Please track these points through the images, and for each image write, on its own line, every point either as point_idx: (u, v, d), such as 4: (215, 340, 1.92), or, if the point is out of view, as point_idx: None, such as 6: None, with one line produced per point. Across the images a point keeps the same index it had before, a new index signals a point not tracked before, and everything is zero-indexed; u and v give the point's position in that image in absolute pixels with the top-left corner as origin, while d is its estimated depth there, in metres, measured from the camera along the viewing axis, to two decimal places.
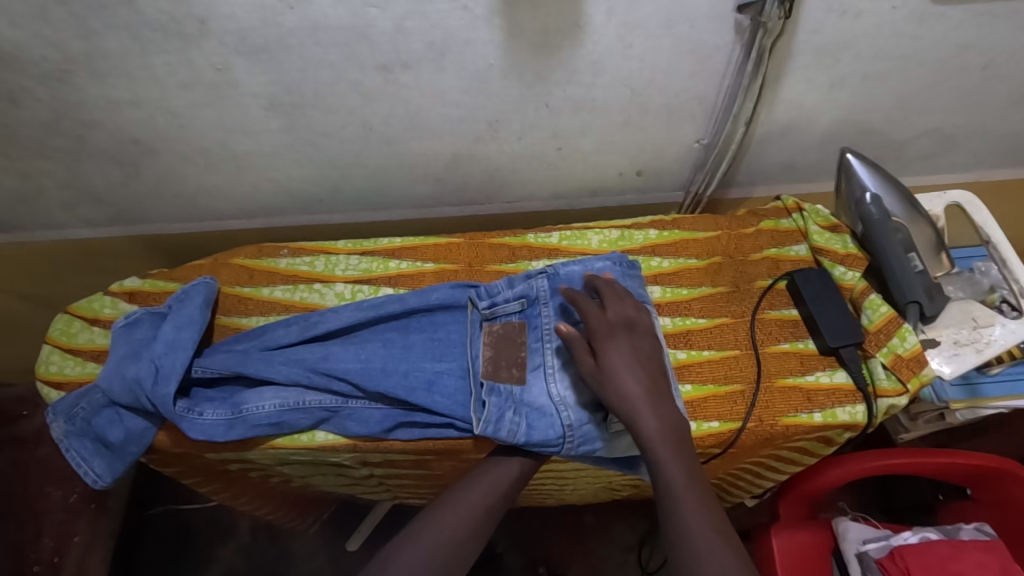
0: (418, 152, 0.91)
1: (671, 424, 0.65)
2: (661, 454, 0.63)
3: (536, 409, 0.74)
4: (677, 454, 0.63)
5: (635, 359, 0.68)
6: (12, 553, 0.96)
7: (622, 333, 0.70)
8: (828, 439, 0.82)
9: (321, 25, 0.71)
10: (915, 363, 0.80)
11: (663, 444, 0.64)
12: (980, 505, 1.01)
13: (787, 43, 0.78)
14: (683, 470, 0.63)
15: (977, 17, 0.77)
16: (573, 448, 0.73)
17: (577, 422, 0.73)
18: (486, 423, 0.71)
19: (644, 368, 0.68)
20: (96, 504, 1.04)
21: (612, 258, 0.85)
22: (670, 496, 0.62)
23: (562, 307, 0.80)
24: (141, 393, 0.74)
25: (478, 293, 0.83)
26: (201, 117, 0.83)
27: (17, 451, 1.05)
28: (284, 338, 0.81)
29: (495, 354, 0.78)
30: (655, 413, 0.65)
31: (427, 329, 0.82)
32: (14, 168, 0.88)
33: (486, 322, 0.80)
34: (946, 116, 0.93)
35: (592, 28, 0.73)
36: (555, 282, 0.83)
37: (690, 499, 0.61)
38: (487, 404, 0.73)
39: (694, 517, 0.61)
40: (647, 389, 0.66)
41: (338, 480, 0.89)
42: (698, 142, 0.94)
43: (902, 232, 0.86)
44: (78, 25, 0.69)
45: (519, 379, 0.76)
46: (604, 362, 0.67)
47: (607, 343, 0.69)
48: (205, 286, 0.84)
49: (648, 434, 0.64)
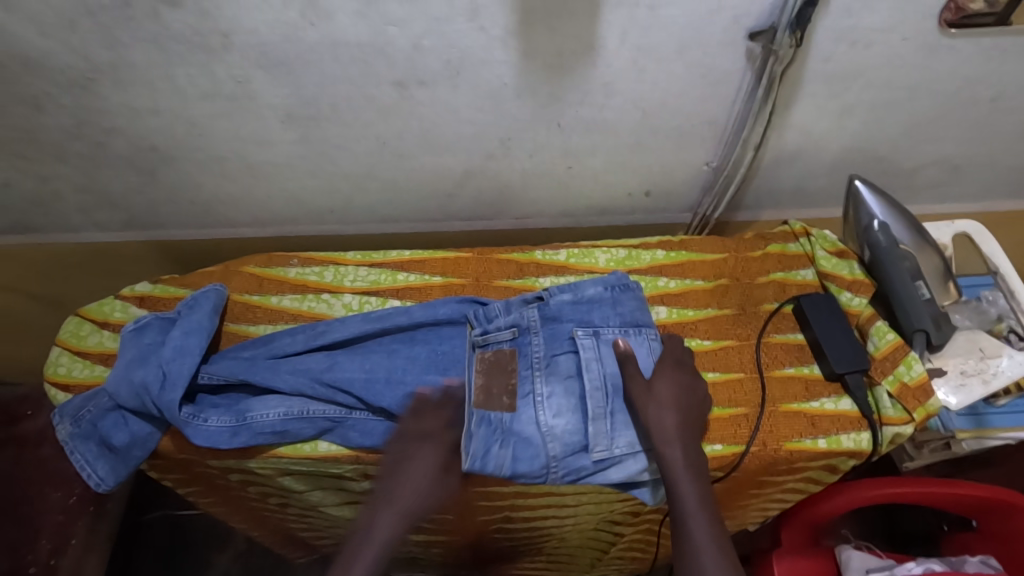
0: (430, 167, 0.92)
1: (694, 457, 0.71)
2: (681, 483, 0.69)
3: (523, 439, 0.74)
4: (697, 484, 0.69)
5: (681, 395, 0.74)
6: (9, 552, 0.97)
7: (681, 370, 0.77)
8: (833, 466, 0.82)
9: (340, 41, 0.72)
10: (921, 393, 0.80)
11: (686, 474, 0.70)
12: (985, 536, 1.00)
13: (799, 71, 0.79)
14: (699, 500, 0.69)
15: (987, 50, 0.78)
16: (557, 479, 0.74)
17: (561, 454, 0.74)
18: (473, 459, 0.72)
19: (685, 406, 0.74)
20: (94, 507, 1.05)
21: (607, 281, 0.85)
22: (683, 520, 0.68)
23: (551, 337, 0.81)
24: (147, 399, 0.74)
25: (475, 316, 0.83)
26: (217, 127, 0.84)
27: (18, 451, 1.06)
28: (291, 347, 0.82)
29: (487, 381, 0.77)
30: (684, 446, 0.71)
31: (432, 341, 0.83)
32: (32, 171, 0.90)
33: (478, 349, 0.80)
34: (955, 147, 0.94)
35: (606, 51, 0.74)
36: (545, 313, 0.83)
37: (701, 526, 0.67)
38: (475, 436, 0.73)
39: (702, 543, 0.66)
40: (685, 425, 0.73)
41: (337, 496, 0.87)
42: (707, 164, 0.94)
43: (908, 260, 0.86)
44: (105, 36, 0.71)
45: (510, 406, 0.76)
46: (655, 391, 0.74)
47: (661, 376, 0.76)
48: (215, 293, 0.85)
49: (673, 462, 0.70)
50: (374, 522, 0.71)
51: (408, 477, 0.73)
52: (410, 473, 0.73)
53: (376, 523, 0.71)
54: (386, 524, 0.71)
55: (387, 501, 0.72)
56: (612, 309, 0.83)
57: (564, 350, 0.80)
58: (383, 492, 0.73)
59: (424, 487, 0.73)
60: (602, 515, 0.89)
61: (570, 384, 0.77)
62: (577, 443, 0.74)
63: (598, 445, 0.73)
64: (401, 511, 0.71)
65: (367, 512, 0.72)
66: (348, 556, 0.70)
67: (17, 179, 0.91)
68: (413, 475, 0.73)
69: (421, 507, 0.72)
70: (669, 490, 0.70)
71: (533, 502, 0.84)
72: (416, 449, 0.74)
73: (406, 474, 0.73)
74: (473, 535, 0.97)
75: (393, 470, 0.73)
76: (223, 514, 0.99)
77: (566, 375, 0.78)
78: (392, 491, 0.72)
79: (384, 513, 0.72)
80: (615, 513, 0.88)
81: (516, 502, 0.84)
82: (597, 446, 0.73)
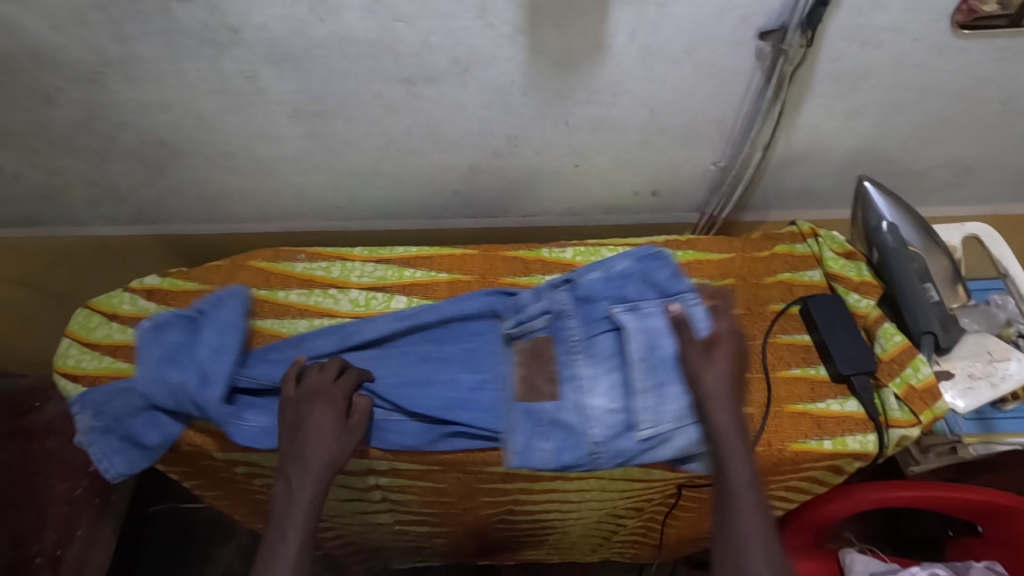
0: (437, 164, 0.92)
1: (745, 427, 0.64)
2: (733, 453, 0.62)
3: (566, 427, 0.75)
4: (748, 457, 0.62)
5: (738, 362, 0.67)
6: (16, 543, 1.09)
7: (738, 335, 0.69)
8: (838, 468, 0.81)
9: (349, 37, 0.72)
10: (928, 395, 0.80)
11: (739, 444, 0.62)
12: (989, 541, 1.00)
13: (808, 71, 0.79)
14: (751, 473, 0.61)
15: (998, 51, 0.77)
16: (604, 463, 0.74)
17: (606, 437, 0.74)
18: (516, 455, 0.74)
19: (740, 375, 0.67)
20: (101, 499, 1.14)
21: (635, 254, 0.85)
22: (729, 494, 0.60)
23: (588, 318, 0.82)
24: (184, 397, 0.74)
25: (506, 308, 0.84)
26: (226, 123, 0.85)
27: (25, 442, 1.20)
28: (322, 347, 0.82)
29: (529, 372, 0.79)
30: (738, 414, 0.64)
31: (463, 338, 0.83)
32: (42, 164, 0.90)
33: (514, 340, 0.82)
34: (966, 148, 0.93)
35: (614, 49, 0.74)
36: (576, 293, 0.84)
37: (751, 501, 0.59)
38: (516, 432, 0.75)
39: (749, 521, 0.58)
40: (737, 395, 0.65)
41: (344, 493, 0.87)
42: (714, 164, 0.94)
43: (917, 261, 0.86)
44: (115, 29, 0.71)
45: (552, 395, 0.78)
46: (713, 353, 0.67)
47: (721, 339, 0.68)
48: (239, 294, 0.85)
49: (725, 430, 0.63)
50: (291, 488, 0.62)
51: (313, 434, 0.65)
52: (312, 430, 0.66)
53: (293, 489, 0.62)
54: (304, 487, 0.62)
55: (298, 464, 0.64)
56: (645, 281, 0.83)
57: (602, 330, 0.81)
58: (289, 459, 0.64)
59: (331, 441, 0.65)
60: (606, 509, 0.89)
61: (611, 364, 0.78)
62: (621, 424, 0.74)
63: (643, 423, 0.73)
64: (315, 470, 0.63)
65: (279, 485, 0.63)
66: (273, 535, 0.60)
67: (27, 172, 0.92)
68: (316, 431, 0.66)
69: (335, 461, 0.65)
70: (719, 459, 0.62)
71: (537, 497, 0.84)
72: (311, 407, 0.68)
73: (308, 433, 0.65)
74: (476, 528, 0.97)
75: (294, 433, 0.66)
76: (226, 507, 0.99)
77: (606, 356, 0.79)
78: (298, 452, 0.64)
79: (298, 478, 0.63)
80: (620, 508, 0.89)
81: (521, 496, 0.84)
82: (643, 424, 0.73)
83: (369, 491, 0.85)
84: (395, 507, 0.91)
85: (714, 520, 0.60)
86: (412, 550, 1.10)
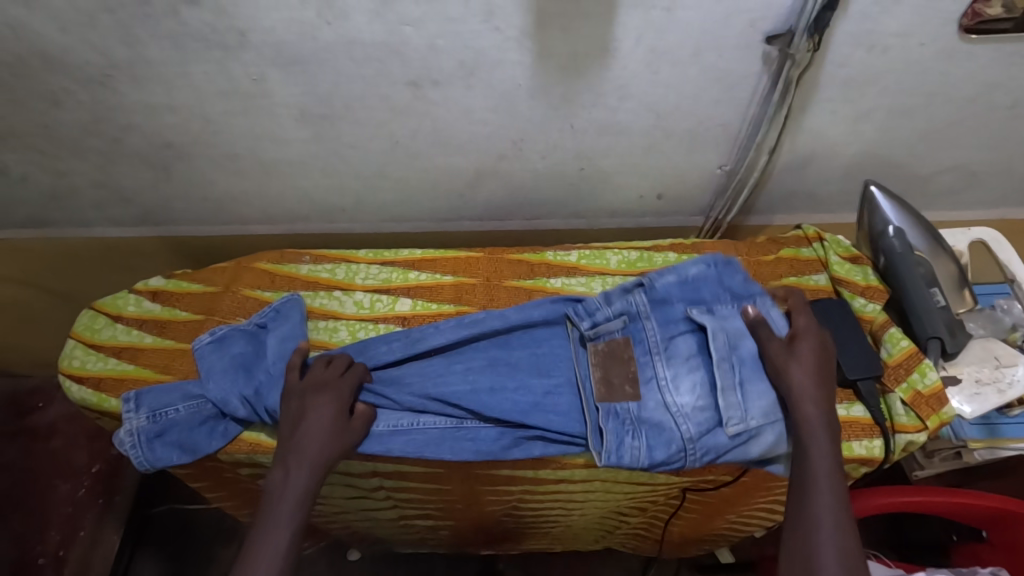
0: (442, 167, 0.92)
1: (832, 426, 0.69)
2: (816, 446, 0.67)
3: (653, 426, 0.75)
4: (831, 452, 0.66)
5: (821, 359, 0.74)
6: (21, 544, 1.11)
7: (821, 336, 0.76)
8: (844, 473, 0.81)
9: (357, 41, 0.73)
10: (935, 401, 0.79)
11: (823, 438, 0.67)
12: (995, 548, 0.99)
13: (814, 75, 0.78)
14: (832, 464, 0.65)
15: (1007, 55, 0.77)
16: (693, 461, 0.74)
17: (696, 434, 0.73)
18: (608, 454, 0.73)
19: (826, 373, 0.73)
20: (104, 500, 1.17)
21: (710, 258, 0.84)
22: (809, 482, 0.64)
23: (665, 320, 0.81)
24: (257, 406, 0.77)
25: (577, 311, 0.83)
26: (233, 125, 0.85)
27: (29, 443, 1.22)
28: (387, 355, 0.82)
29: (606, 374, 0.79)
30: (828, 411, 0.69)
31: (529, 345, 0.83)
32: (49, 166, 0.91)
33: (589, 341, 0.81)
34: (973, 153, 0.93)
35: (621, 53, 0.74)
36: (653, 295, 0.82)
37: (828, 488, 0.63)
38: (606, 431, 0.74)
39: (825, 504, 0.62)
40: (825, 391, 0.71)
41: (349, 492, 0.88)
42: (720, 168, 0.94)
43: (923, 266, 0.86)
44: (123, 32, 0.71)
45: (634, 395, 0.77)
46: (797, 350, 0.74)
47: (802, 336, 0.75)
48: (296, 304, 0.88)
49: (812, 424, 0.68)
50: (290, 475, 0.66)
51: (313, 427, 0.69)
52: (314, 424, 0.70)
53: (291, 475, 0.66)
54: (301, 475, 0.66)
55: (298, 452, 0.67)
56: (721, 285, 0.82)
57: (680, 332, 0.80)
58: (288, 447, 0.68)
59: (330, 436, 0.69)
60: (610, 508, 0.89)
61: (693, 364, 0.78)
62: (709, 421, 0.74)
63: (731, 419, 0.73)
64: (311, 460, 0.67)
65: (277, 470, 0.66)
66: (267, 515, 0.63)
67: (34, 173, 0.92)
68: (318, 425, 0.70)
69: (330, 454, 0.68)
70: (801, 451, 0.67)
71: (541, 497, 0.85)
72: (314, 403, 0.72)
73: (308, 426, 0.69)
74: (481, 524, 0.98)
75: (296, 425, 0.70)
76: (231, 507, 1.00)
77: (687, 357, 0.78)
78: (301, 442, 0.68)
79: (296, 466, 0.66)
80: (623, 507, 0.89)
81: (526, 496, 0.85)
82: (732, 421, 0.73)
83: (373, 490, 0.86)
84: (400, 505, 0.91)
85: (789, 505, 0.64)
86: (418, 543, 1.10)
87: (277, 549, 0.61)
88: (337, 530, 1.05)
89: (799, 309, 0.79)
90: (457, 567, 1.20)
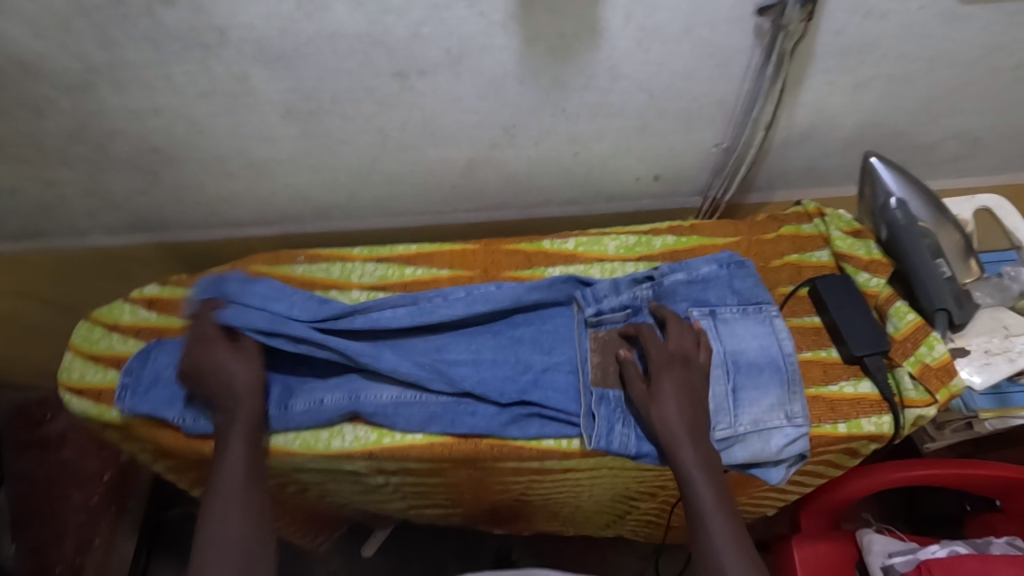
0: (436, 160, 0.91)
1: (708, 457, 0.66)
2: (696, 483, 0.64)
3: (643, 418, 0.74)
4: (712, 481, 0.64)
5: (684, 391, 0.70)
6: (38, 554, 1.10)
7: (677, 365, 0.72)
8: (854, 451, 0.80)
9: (339, 32, 0.71)
10: (944, 372, 0.77)
11: (699, 473, 0.65)
12: (1009, 517, 0.98)
13: (808, 46, 0.77)
14: (715, 496, 0.63)
15: (1008, 16, 0.75)
16: None
17: None
18: (598, 438, 0.73)
19: (689, 404, 0.69)
20: (115, 506, 1.19)
21: (719, 259, 0.84)
22: (699, 521, 0.62)
23: None
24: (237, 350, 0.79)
25: (584, 296, 0.83)
26: (219, 126, 0.83)
27: (41, 454, 1.19)
28: (394, 322, 0.81)
29: (603, 359, 0.79)
30: (694, 443, 0.66)
31: (536, 321, 0.83)
32: (36, 177, 0.90)
33: (591, 328, 0.81)
34: (975, 119, 0.91)
35: (610, 33, 0.72)
36: (660, 294, 0.82)
37: (721, 524, 0.61)
38: (598, 416, 0.74)
39: (723, 541, 0.60)
40: (693, 420, 0.68)
41: (354, 487, 0.88)
42: (717, 146, 0.92)
43: (929, 238, 0.84)
44: (100, 36, 0.70)
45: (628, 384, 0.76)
46: (657, 393, 0.70)
47: (660, 374, 0.71)
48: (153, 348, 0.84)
49: (687, 463, 0.65)
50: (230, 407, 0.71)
51: (225, 362, 0.74)
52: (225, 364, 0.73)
53: (230, 407, 0.71)
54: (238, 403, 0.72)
55: (226, 390, 0.72)
56: (728, 287, 0.82)
57: None
58: (216, 389, 0.73)
59: (244, 364, 0.74)
60: (618, 491, 0.88)
61: None
62: None
63: (720, 422, 0.73)
64: (240, 389, 0.72)
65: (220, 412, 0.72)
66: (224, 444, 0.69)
67: (22, 185, 0.91)
68: (226, 360, 0.74)
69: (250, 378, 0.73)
70: (684, 495, 0.65)
71: (547, 485, 0.85)
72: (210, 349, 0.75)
73: (215, 369, 0.73)
74: (490, 510, 0.97)
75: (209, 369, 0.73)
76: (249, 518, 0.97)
77: None
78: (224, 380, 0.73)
79: (233, 399, 0.72)
80: (633, 491, 0.88)
81: (534, 484, 0.84)
82: (720, 425, 0.73)
83: (380, 486, 0.86)
84: (408, 497, 0.91)
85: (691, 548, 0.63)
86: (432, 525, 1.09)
87: (244, 461, 0.67)
88: (353, 516, 1.04)
89: (651, 340, 0.75)
90: (469, 560, 1.20)
